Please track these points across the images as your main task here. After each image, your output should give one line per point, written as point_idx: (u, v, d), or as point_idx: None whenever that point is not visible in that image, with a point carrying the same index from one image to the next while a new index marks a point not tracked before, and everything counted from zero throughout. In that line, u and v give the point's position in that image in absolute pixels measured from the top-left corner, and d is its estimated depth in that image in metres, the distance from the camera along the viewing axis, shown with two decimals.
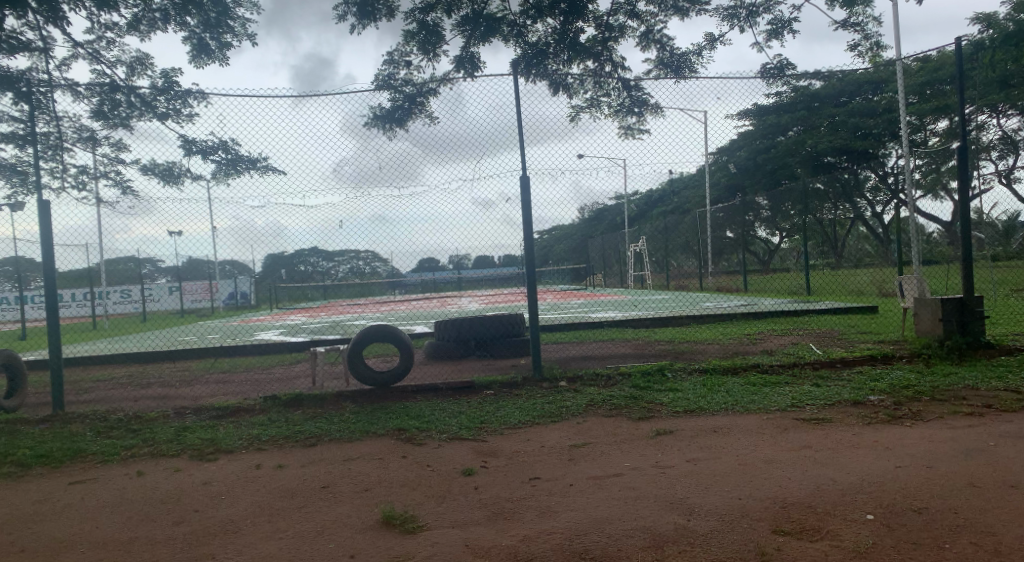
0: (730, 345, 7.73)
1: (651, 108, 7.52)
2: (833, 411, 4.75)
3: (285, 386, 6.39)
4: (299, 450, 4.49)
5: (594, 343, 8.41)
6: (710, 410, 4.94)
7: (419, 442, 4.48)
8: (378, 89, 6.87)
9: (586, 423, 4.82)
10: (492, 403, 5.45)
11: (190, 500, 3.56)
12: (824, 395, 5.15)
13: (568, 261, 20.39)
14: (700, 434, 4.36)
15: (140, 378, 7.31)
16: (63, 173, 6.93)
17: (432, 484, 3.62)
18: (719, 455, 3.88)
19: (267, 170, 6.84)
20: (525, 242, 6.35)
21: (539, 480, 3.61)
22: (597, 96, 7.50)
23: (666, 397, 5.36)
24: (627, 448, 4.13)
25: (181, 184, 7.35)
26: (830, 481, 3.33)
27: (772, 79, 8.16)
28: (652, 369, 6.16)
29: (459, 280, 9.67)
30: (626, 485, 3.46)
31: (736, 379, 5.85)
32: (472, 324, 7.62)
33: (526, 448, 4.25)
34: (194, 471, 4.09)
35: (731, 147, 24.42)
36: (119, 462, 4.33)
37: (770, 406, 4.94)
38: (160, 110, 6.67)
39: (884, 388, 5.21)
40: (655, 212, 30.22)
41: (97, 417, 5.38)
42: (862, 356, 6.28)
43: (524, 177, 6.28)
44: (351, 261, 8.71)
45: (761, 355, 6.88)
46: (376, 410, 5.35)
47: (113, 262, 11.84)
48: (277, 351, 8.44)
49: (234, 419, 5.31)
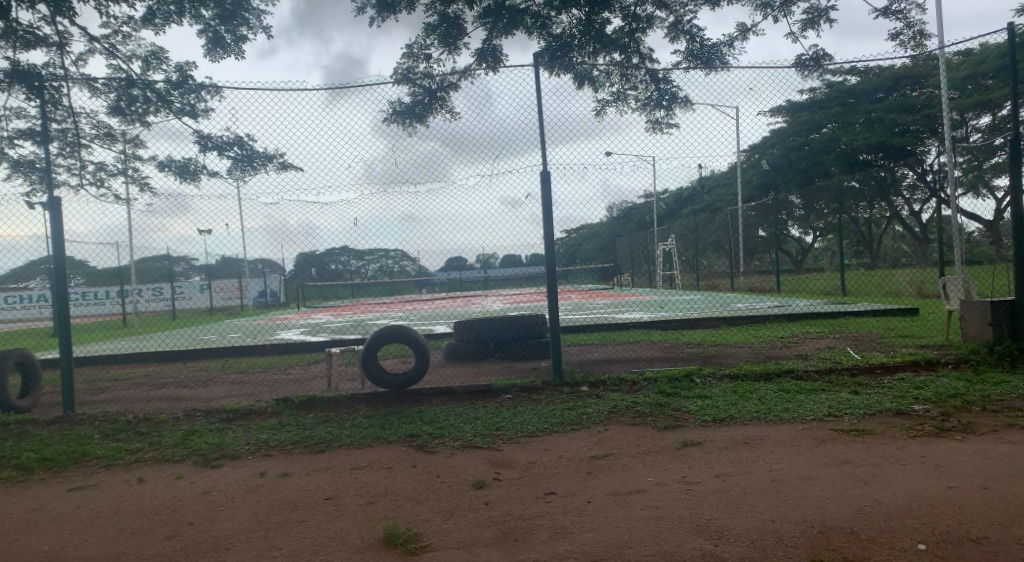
0: (763, 348, 7.37)
1: (680, 101, 7.19)
2: (874, 423, 4.40)
3: (301, 387, 6.24)
4: (306, 456, 4.31)
5: (620, 346, 8.10)
6: (741, 420, 4.62)
7: (430, 450, 4.26)
8: (398, 83, 6.66)
9: (608, 432, 4.55)
10: (510, 408, 5.20)
11: (186, 512, 3.39)
12: (864, 404, 4.79)
13: (597, 260, 20.09)
14: (730, 447, 4.06)
15: (157, 377, 7.23)
16: (81, 170, 6.88)
17: (440, 499, 3.39)
18: (751, 471, 3.57)
19: (283, 166, 6.70)
20: (547, 240, 6.10)
21: (554, 496, 3.35)
22: (624, 90, 7.21)
23: (694, 404, 5.07)
24: (650, 462, 3.85)
25: (198, 181, 7.27)
26: (874, 503, 3.01)
27: (808, 71, 7.76)
28: (679, 375, 5.84)
29: (484, 279, 9.44)
30: (647, 503, 3.19)
31: (768, 386, 5.51)
32: (493, 325, 7.40)
33: (543, 458, 4.00)
34: (196, 479, 3.94)
35: (763, 145, 23.83)
36: (122, 469, 4.21)
37: (805, 415, 4.61)
38: (176, 105, 6.59)
39: (930, 397, 4.83)
40: (684, 211, 29.68)
41: (107, 419, 5.29)
42: (904, 362, 5.88)
43: (545, 172, 6.02)
44: (380, 260, 8.60)
45: (795, 360, 6.50)
46: (390, 414, 5.15)
47: (142, 261, 11.88)
48: (296, 351, 8.31)
49: (245, 422, 5.17)
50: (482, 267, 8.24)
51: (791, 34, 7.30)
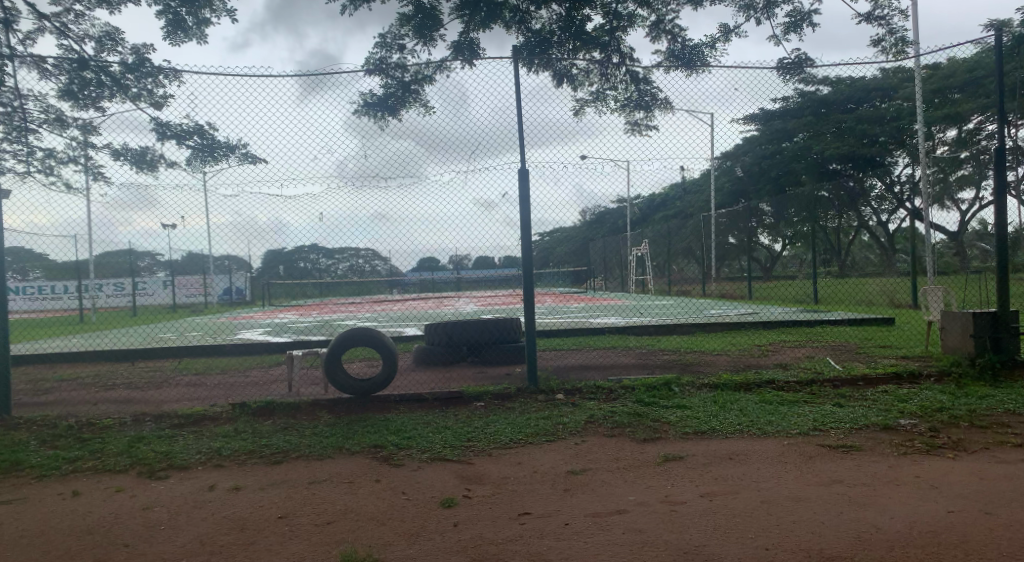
0: (740, 357, 7.21)
1: (660, 103, 7.01)
2: (861, 438, 4.24)
3: (260, 392, 5.89)
4: (261, 468, 3.98)
5: (594, 352, 7.89)
6: (723, 433, 4.43)
7: (396, 463, 3.97)
8: (369, 74, 6.33)
9: (585, 444, 4.31)
10: (482, 417, 4.93)
11: (121, 530, 3.05)
12: (849, 418, 4.64)
13: (570, 263, 19.91)
14: (715, 462, 3.85)
15: (107, 378, 6.78)
16: (29, 156, 6.43)
17: (405, 520, 3.11)
18: (739, 490, 3.36)
19: (247, 157, 6.35)
20: (523, 242, 5.85)
21: (529, 517, 3.10)
22: (603, 90, 7.00)
23: (674, 415, 4.86)
24: (631, 478, 3.62)
25: (156, 172, 6.86)
26: (872, 530, 2.82)
27: (790, 75, 7.66)
28: (658, 383, 5.63)
29: (456, 280, 9.15)
30: (630, 526, 2.95)
31: (749, 396, 5.35)
32: (464, 328, 7.12)
33: (516, 474, 3.74)
34: (137, 493, 3.59)
35: (736, 152, 23.96)
36: (56, 480, 3.84)
37: (790, 429, 4.44)
38: (132, 89, 6.19)
39: (915, 412, 4.71)
40: (657, 217, 29.72)
41: (45, 423, 4.89)
42: (886, 374, 5.77)
43: (522, 169, 5.77)
44: (352, 259, 8.25)
45: (775, 369, 6.35)
46: (354, 423, 4.84)
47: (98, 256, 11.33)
48: (258, 352, 7.93)
49: (197, 429, 4.82)
50: (455, 269, 7.96)
51: (773, 38, 7.18)
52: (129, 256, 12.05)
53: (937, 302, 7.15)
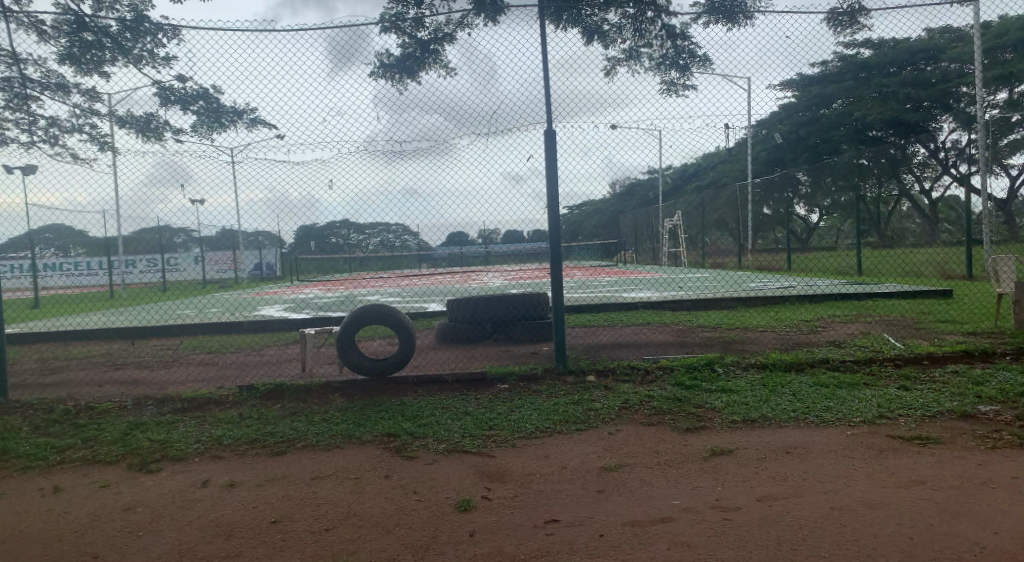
0: (786, 334, 6.65)
1: (699, 60, 6.40)
2: (938, 428, 3.69)
3: (273, 372, 5.55)
4: (261, 460, 3.62)
5: (628, 328, 7.39)
6: (776, 421, 3.93)
7: (410, 456, 3.57)
8: (384, 31, 5.81)
9: (620, 434, 3.86)
10: (505, 402, 4.49)
11: (95, 538, 2.71)
12: (920, 404, 4.09)
13: (600, 235, 19.33)
14: (771, 458, 3.35)
15: (118, 358, 6.52)
16: (31, 125, 6.10)
17: (414, 527, 2.71)
18: (803, 493, 2.87)
19: (255, 122, 5.94)
20: (551, 210, 5.33)
21: (557, 526, 2.66)
22: (637, 47, 6.39)
23: (719, 399, 4.36)
24: (674, 476, 3.16)
25: (162, 140, 6.50)
26: (976, 549, 2.31)
27: (841, 27, 6.94)
28: (700, 364, 5.13)
29: (485, 253, 8.69)
30: (676, 539, 2.49)
31: (801, 378, 4.82)
32: (490, 304, 6.65)
33: (543, 470, 3.30)
34: (122, 488, 3.25)
35: (772, 119, 22.96)
36: (40, 473, 3.52)
37: (852, 416, 3.91)
38: (131, 50, 5.77)
39: (995, 397, 4.14)
40: (689, 187, 28.80)
41: (42, 407, 4.60)
42: (955, 352, 5.18)
43: (549, 130, 5.23)
44: (381, 235, 7.82)
45: (828, 348, 5.77)
46: (367, 407, 4.45)
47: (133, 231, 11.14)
48: (275, 329, 7.62)
49: (200, 414, 4.49)
50: (484, 242, 7.49)
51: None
52: (165, 232, 11.85)
53: (1007, 272, 6.41)
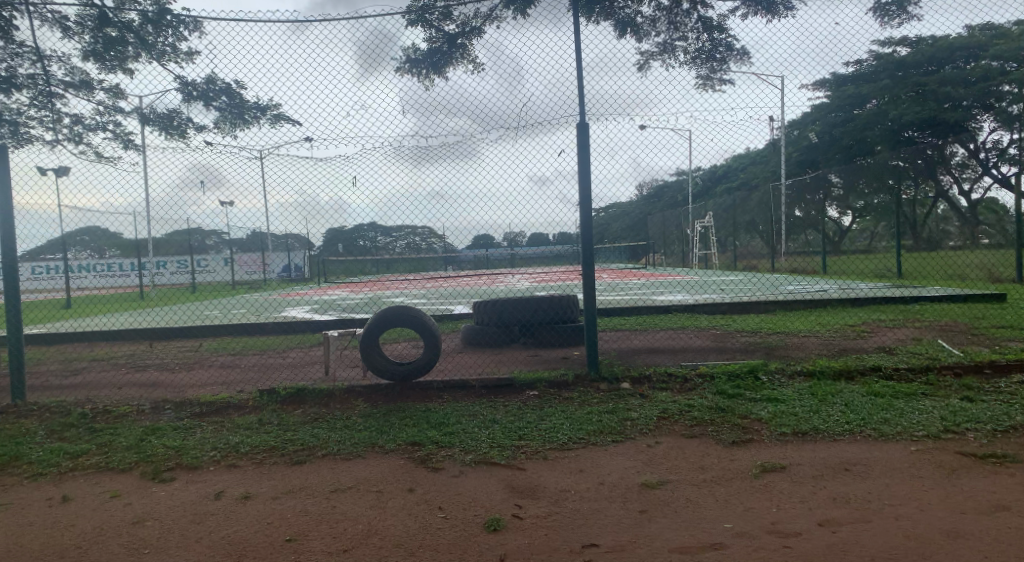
0: (831, 339, 6.29)
1: (737, 53, 6.08)
2: (1013, 445, 3.35)
3: (294, 376, 5.36)
4: (279, 470, 3.43)
5: (661, 333, 7.09)
6: (830, 435, 3.61)
7: (435, 467, 3.34)
8: (409, 25, 5.60)
9: (660, 447, 3.58)
10: (536, 410, 4.24)
11: (100, 554, 2.53)
12: (989, 417, 3.74)
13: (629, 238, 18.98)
14: (829, 476, 3.05)
15: (140, 359, 6.39)
16: (55, 123, 6.01)
17: (440, 548, 2.48)
18: (871, 518, 2.58)
19: (278, 119, 5.79)
20: (581, 211, 5.08)
21: (596, 551, 2.41)
22: (672, 40, 6.07)
23: (765, 410, 4.06)
24: (722, 495, 2.89)
25: (186, 138, 6.39)
26: None
27: (888, 17, 6.57)
28: (742, 371, 4.82)
29: (510, 256, 8.47)
30: None
31: (853, 387, 4.49)
32: (517, 307, 6.40)
33: (579, 486, 3.05)
34: (133, 499, 3.08)
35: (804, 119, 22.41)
36: (51, 481, 3.38)
37: (914, 431, 3.58)
38: (155, 44, 5.66)
39: None
40: (718, 189, 28.24)
41: (60, 410, 4.48)
42: (1020, 361, 4.79)
43: (581, 124, 4.98)
44: (407, 237, 7.65)
45: (879, 354, 5.41)
46: (390, 414, 4.24)
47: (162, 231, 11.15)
48: (298, 332, 7.47)
49: (218, 419, 4.32)
50: (510, 245, 7.25)
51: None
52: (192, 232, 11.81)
53: None
